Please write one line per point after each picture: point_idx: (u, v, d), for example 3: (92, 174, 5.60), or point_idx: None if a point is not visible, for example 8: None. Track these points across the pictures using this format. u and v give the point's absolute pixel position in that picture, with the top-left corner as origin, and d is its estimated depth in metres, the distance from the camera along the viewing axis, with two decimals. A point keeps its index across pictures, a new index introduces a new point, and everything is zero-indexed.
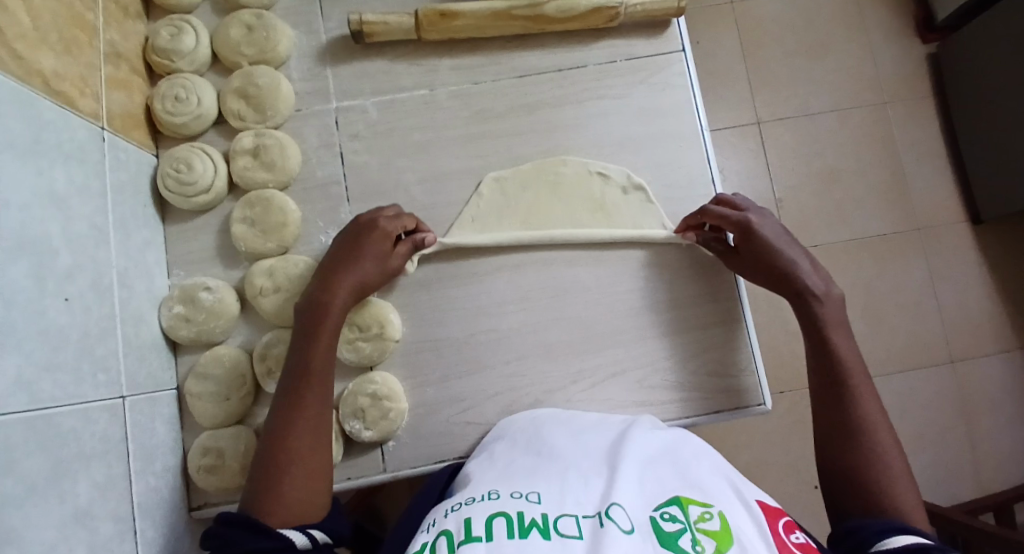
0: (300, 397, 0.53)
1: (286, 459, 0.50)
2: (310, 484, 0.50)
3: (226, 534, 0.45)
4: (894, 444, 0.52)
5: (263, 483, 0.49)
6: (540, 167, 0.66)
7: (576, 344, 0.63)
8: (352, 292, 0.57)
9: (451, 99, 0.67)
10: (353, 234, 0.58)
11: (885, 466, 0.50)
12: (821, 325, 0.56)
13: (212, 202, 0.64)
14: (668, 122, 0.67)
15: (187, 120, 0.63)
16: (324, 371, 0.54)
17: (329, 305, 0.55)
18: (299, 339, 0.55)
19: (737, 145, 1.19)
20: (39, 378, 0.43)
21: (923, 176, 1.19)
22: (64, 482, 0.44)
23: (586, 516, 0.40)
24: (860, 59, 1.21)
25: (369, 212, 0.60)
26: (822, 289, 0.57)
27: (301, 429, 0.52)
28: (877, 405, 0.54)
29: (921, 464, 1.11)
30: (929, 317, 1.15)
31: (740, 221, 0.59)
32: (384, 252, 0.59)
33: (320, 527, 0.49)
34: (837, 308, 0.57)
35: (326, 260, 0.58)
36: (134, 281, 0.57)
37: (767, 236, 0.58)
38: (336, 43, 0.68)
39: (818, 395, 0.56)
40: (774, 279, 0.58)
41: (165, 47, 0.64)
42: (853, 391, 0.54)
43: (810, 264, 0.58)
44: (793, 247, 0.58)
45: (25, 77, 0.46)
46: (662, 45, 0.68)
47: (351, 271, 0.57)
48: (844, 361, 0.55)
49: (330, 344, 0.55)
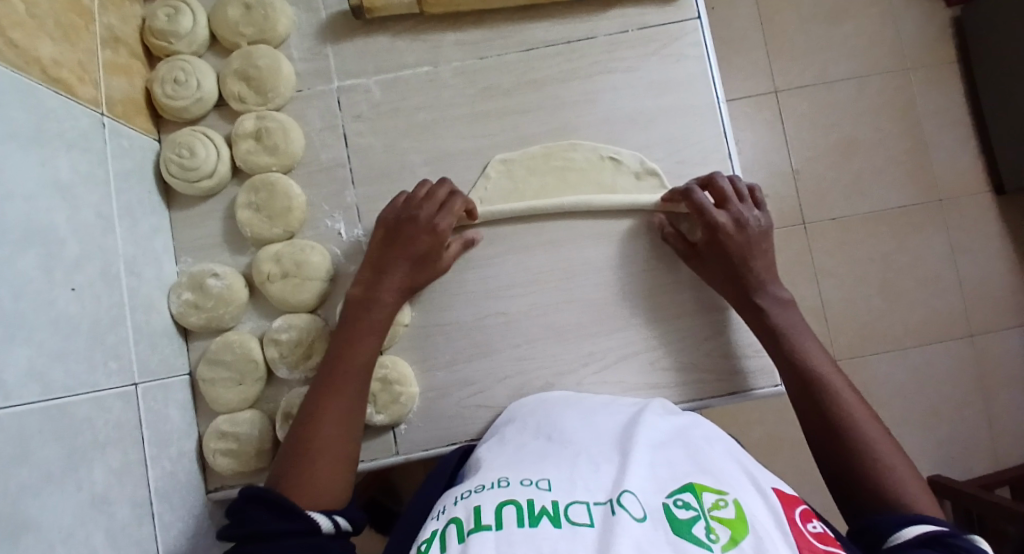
0: (342, 385, 0.53)
1: (322, 445, 0.51)
2: (338, 471, 0.51)
3: (252, 513, 0.46)
4: (880, 430, 0.51)
5: (296, 461, 0.50)
6: (549, 151, 0.64)
7: (586, 326, 0.62)
8: (400, 289, 0.57)
9: (456, 76, 0.65)
10: (406, 228, 0.57)
11: (878, 454, 0.49)
12: (777, 330, 0.56)
13: (216, 188, 0.63)
14: (681, 95, 0.64)
15: (188, 104, 0.62)
16: (366, 362, 0.55)
17: (377, 298, 0.56)
18: (344, 327, 0.56)
19: (752, 116, 1.15)
20: (52, 368, 0.43)
21: (946, 145, 1.15)
22: (80, 471, 0.44)
23: (597, 503, 0.40)
24: (882, 22, 1.16)
25: (419, 203, 0.58)
26: (773, 299, 0.57)
27: (339, 418, 0.52)
28: (853, 395, 0.53)
29: (937, 438, 1.10)
30: (948, 291, 1.12)
31: (712, 220, 0.57)
32: (434, 253, 0.59)
33: (342, 514, 0.49)
34: (790, 311, 0.57)
35: (376, 250, 0.58)
36: (142, 269, 0.57)
37: (731, 244, 0.57)
38: (337, 20, 0.66)
39: (793, 399, 0.55)
40: (725, 284, 0.58)
41: (163, 29, 0.62)
42: (826, 389, 0.53)
43: (768, 275, 0.58)
44: (758, 258, 0.58)
45: (24, 65, 0.45)
46: (675, 14, 0.66)
47: (400, 270, 0.57)
48: (811, 361, 0.55)
49: (376, 341, 0.56)
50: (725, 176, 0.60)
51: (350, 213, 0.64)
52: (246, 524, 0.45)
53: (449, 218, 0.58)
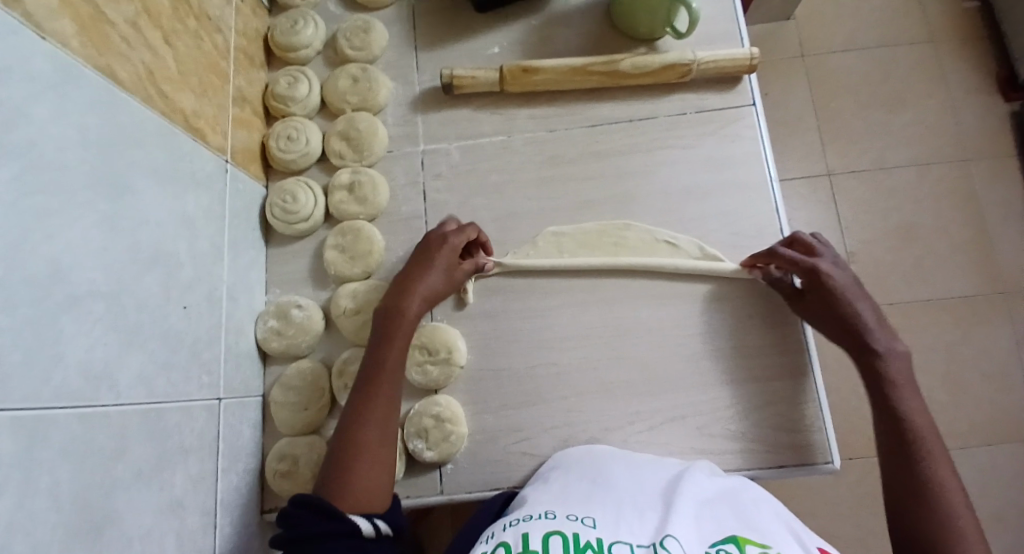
0: (375, 391, 0.57)
1: (359, 448, 0.54)
2: (377, 475, 0.54)
3: (299, 516, 0.48)
4: (969, 512, 0.50)
5: (336, 467, 0.54)
6: (603, 229, 0.68)
7: (635, 383, 0.64)
8: (426, 298, 0.62)
9: (528, 145, 0.72)
10: (428, 249, 0.64)
11: (958, 531, 0.48)
12: (886, 382, 0.56)
13: (309, 230, 0.71)
14: (736, 173, 0.69)
15: (295, 157, 0.71)
16: (396, 370, 0.59)
17: (404, 308, 0.61)
18: (375, 338, 0.60)
19: (807, 196, 1.18)
20: (156, 375, 0.50)
21: (1010, 238, 1.13)
22: (164, 471, 0.49)
23: (640, 545, 0.42)
24: (940, 115, 1.19)
25: (437, 229, 0.66)
26: (886, 346, 0.57)
27: (373, 423, 0.56)
28: (952, 469, 0.52)
29: (1010, 549, 1.01)
30: (1017, 389, 1.07)
31: (811, 266, 0.60)
32: (454, 266, 0.64)
33: (383, 518, 0.52)
34: (903, 366, 0.56)
35: (404, 270, 0.64)
36: (239, 296, 0.64)
37: (838, 284, 0.59)
38: (427, 92, 0.76)
39: (885, 455, 0.55)
40: (837, 328, 0.59)
41: (283, 94, 0.73)
42: (922, 454, 0.52)
43: (877, 319, 0.58)
44: (864, 300, 0.58)
45: (169, 114, 0.55)
46: (732, 100, 0.72)
47: (428, 281, 0.62)
48: (913, 423, 0.54)
49: (403, 346, 0.60)
50: (807, 233, 0.63)
51: None
52: (295, 526, 0.48)
53: (465, 236, 0.65)
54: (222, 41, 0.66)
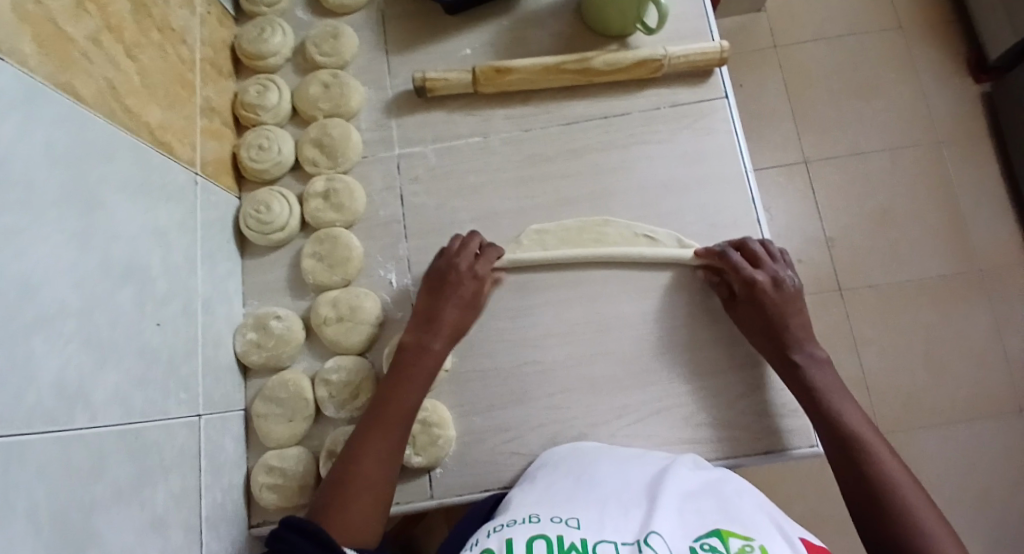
0: (391, 426, 0.57)
1: (367, 482, 0.54)
2: (378, 509, 0.53)
3: (292, 540, 0.46)
4: (926, 503, 0.50)
5: (333, 500, 0.52)
6: (582, 226, 0.68)
7: (619, 379, 0.64)
8: (448, 336, 0.62)
9: (504, 145, 0.72)
10: (451, 277, 0.63)
11: (919, 527, 0.48)
12: (813, 392, 0.57)
13: (286, 239, 0.70)
14: (711, 165, 0.69)
15: (268, 166, 0.70)
16: (411, 407, 0.58)
17: (428, 346, 0.61)
18: (392, 373, 0.60)
19: (784, 185, 1.19)
20: (132, 393, 0.48)
21: (984, 218, 1.15)
22: (144, 490, 0.48)
23: (625, 543, 0.42)
24: (910, 101, 1.20)
25: (459, 253, 0.65)
26: (806, 356, 0.59)
27: (385, 457, 0.55)
28: (898, 464, 0.53)
29: (996, 524, 1.03)
30: (997, 367, 1.09)
31: (748, 276, 0.61)
32: (476, 299, 0.64)
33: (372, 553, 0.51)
34: (826, 373, 0.58)
35: (424, 300, 0.63)
36: (216, 309, 0.63)
37: (767, 299, 0.61)
38: (400, 96, 0.75)
39: (834, 465, 0.55)
40: (759, 338, 0.61)
41: (253, 103, 0.72)
42: (868, 454, 0.53)
43: (802, 333, 0.60)
44: (792, 316, 0.61)
45: (136, 128, 0.54)
46: (705, 93, 0.72)
47: (450, 318, 0.62)
48: (850, 428, 0.55)
49: (425, 384, 0.60)
50: (758, 241, 0.64)
51: (402, 263, 0.69)
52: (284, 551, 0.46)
53: (488, 264, 0.65)
54: (189, 52, 0.65)
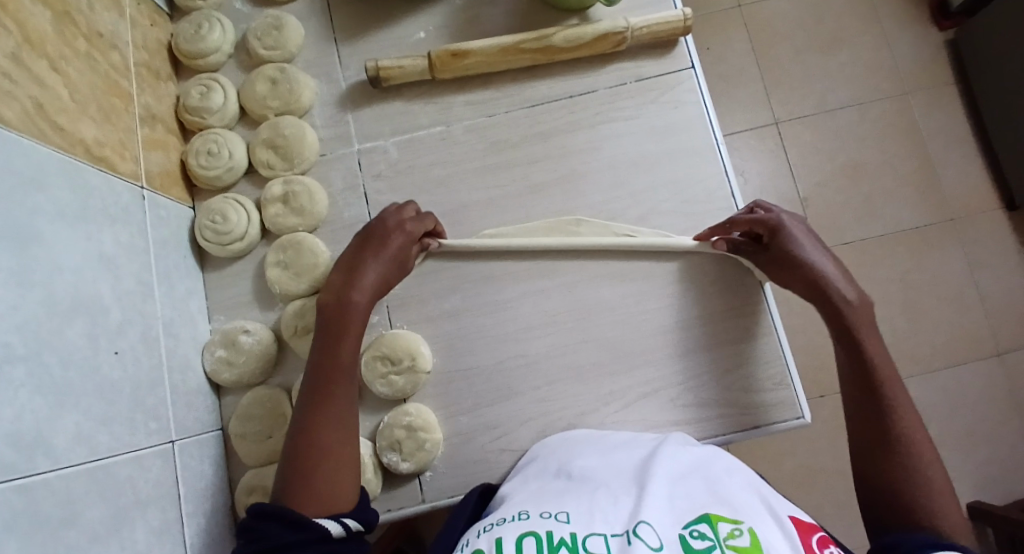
0: (329, 388, 0.55)
1: (318, 449, 0.52)
2: (342, 475, 0.52)
3: (264, 528, 0.48)
4: (932, 451, 0.52)
5: (295, 473, 0.51)
6: (553, 226, 0.66)
7: (605, 365, 0.63)
8: (373, 289, 0.59)
9: (468, 133, 0.69)
10: (377, 233, 0.61)
11: (921, 472, 0.50)
12: (853, 329, 0.56)
13: (247, 249, 0.67)
14: (682, 138, 0.67)
15: (220, 173, 0.66)
16: (347, 362, 0.56)
17: (351, 301, 0.58)
18: (321, 335, 0.57)
19: (754, 148, 1.18)
20: (97, 432, 0.46)
21: (952, 166, 1.16)
22: (122, 530, 0.46)
23: (614, 534, 0.41)
24: (875, 53, 1.19)
25: (389, 211, 0.63)
26: (855, 296, 0.58)
27: (329, 421, 0.54)
28: (913, 411, 0.53)
29: (976, 461, 1.06)
30: (971, 310, 1.11)
31: (774, 220, 0.60)
32: (404, 252, 0.62)
33: (351, 516, 0.51)
34: (865, 313, 0.57)
35: (347, 257, 0.61)
36: (179, 330, 0.60)
37: (797, 239, 0.60)
38: (355, 87, 0.71)
39: (852, 400, 0.56)
40: (801, 281, 0.59)
41: (197, 106, 0.67)
42: (888, 398, 0.54)
43: (836, 273, 0.59)
44: (823, 253, 0.60)
45: (70, 147, 0.49)
46: (670, 64, 0.69)
47: (374, 269, 0.60)
48: (879, 367, 0.55)
49: (355, 341, 0.57)
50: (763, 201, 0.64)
51: None
52: (258, 540, 0.47)
53: (419, 225, 0.63)
54: (121, 58, 0.60)
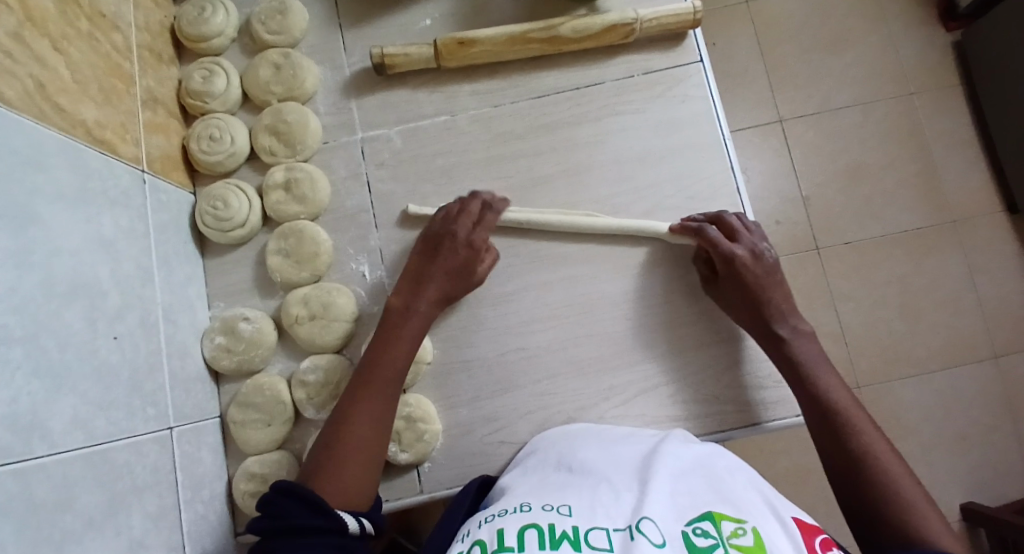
0: (373, 387, 0.55)
1: (354, 447, 0.52)
2: (365, 474, 0.52)
3: (283, 505, 0.46)
4: (906, 470, 0.50)
5: (325, 463, 0.51)
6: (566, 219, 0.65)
7: (605, 359, 0.63)
8: (436, 301, 0.60)
9: (472, 124, 0.68)
10: (446, 244, 0.61)
11: (901, 493, 0.48)
12: (797, 363, 0.57)
13: (247, 236, 0.66)
14: (688, 134, 0.67)
15: (222, 158, 0.66)
16: (398, 368, 0.57)
17: (415, 309, 0.59)
18: (382, 336, 0.58)
19: (759, 145, 1.18)
20: (94, 416, 0.45)
21: (955, 167, 1.16)
22: (119, 515, 0.46)
23: (616, 529, 0.41)
24: (882, 52, 1.19)
25: (456, 218, 0.62)
26: (790, 331, 0.58)
27: (370, 419, 0.54)
28: (879, 436, 0.53)
29: (971, 464, 1.07)
30: (970, 312, 1.11)
31: (728, 255, 0.59)
32: (468, 268, 0.61)
33: (367, 516, 0.51)
34: (811, 348, 0.58)
35: (417, 263, 0.61)
36: (178, 316, 0.60)
37: (750, 275, 0.59)
38: (359, 75, 0.70)
39: (816, 436, 0.55)
40: (744, 315, 0.60)
41: (199, 90, 0.67)
42: (850, 426, 0.53)
43: (784, 304, 0.59)
44: (774, 288, 0.60)
45: (70, 128, 0.49)
46: (678, 58, 0.69)
47: (436, 282, 0.60)
48: (833, 398, 0.55)
49: (409, 348, 0.58)
50: (733, 213, 0.62)
51: (375, 255, 0.66)
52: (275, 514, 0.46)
53: (483, 233, 0.62)
54: (123, 39, 0.59)
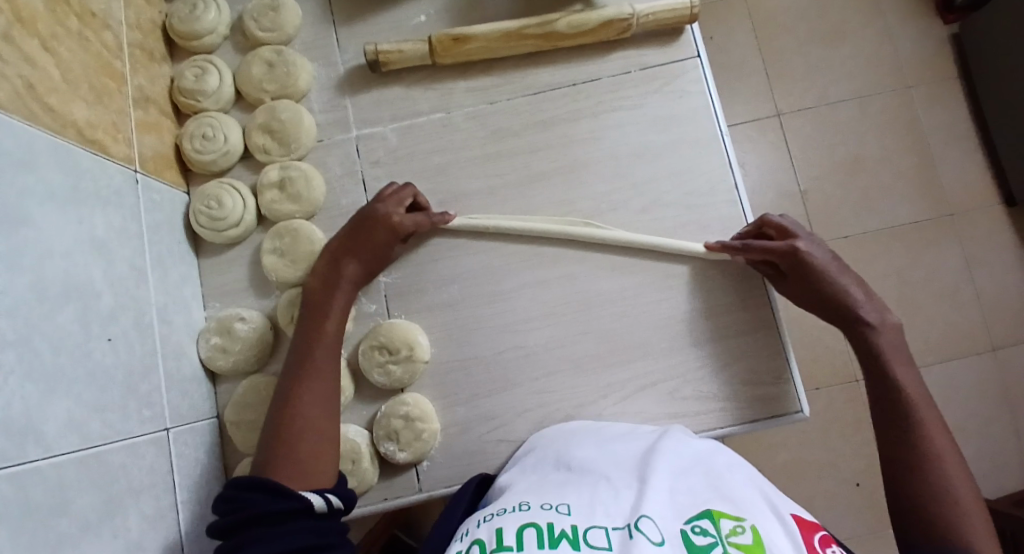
0: (308, 371, 0.55)
1: (297, 431, 0.52)
2: (320, 454, 0.52)
3: (245, 498, 0.47)
4: (964, 475, 0.51)
5: (274, 451, 0.51)
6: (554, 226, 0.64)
7: (603, 356, 0.63)
8: (357, 280, 0.61)
9: (467, 120, 0.68)
10: (365, 224, 0.61)
11: (954, 494, 0.50)
12: (878, 351, 0.57)
13: (242, 235, 0.66)
14: (685, 130, 0.67)
15: (215, 157, 0.65)
16: (328, 347, 0.57)
17: (335, 288, 0.59)
18: (307, 320, 0.58)
19: (756, 139, 1.17)
20: (89, 418, 0.45)
21: (953, 160, 1.15)
22: (115, 517, 0.45)
23: (615, 528, 0.41)
24: (880, 45, 1.18)
25: (381, 199, 0.62)
26: (876, 317, 0.58)
27: (311, 402, 0.54)
28: (946, 437, 0.53)
29: (968, 455, 1.07)
30: (967, 305, 1.11)
31: (791, 251, 0.58)
32: (391, 244, 0.61)
33: (334, 492, 0.51)
34: (894, 340, 0.57)
35: (335, 245, 0.61)
36: (173, 316, 0.59)
37: (818, 267, 0.58)
38: (353, 72, 0.70)
39: (879, 425, 0.56)
40: (824, 307, 0.59)
41: (191, 88, 0.66)
42: (916, 422, 0.53)
43: (861, 294, 0.58)
44: (843, 274, 0.59)
45: (61, 128, 0.48)
46: (675, 53, 0.68)
47: (360, 257, 0.61)
48: (907, 391, 0.55)
49: (334, 327, 0.58)
50: (775, 214, 0.62)
51: None
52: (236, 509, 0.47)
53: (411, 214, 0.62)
54: (113, 37, 0.59)
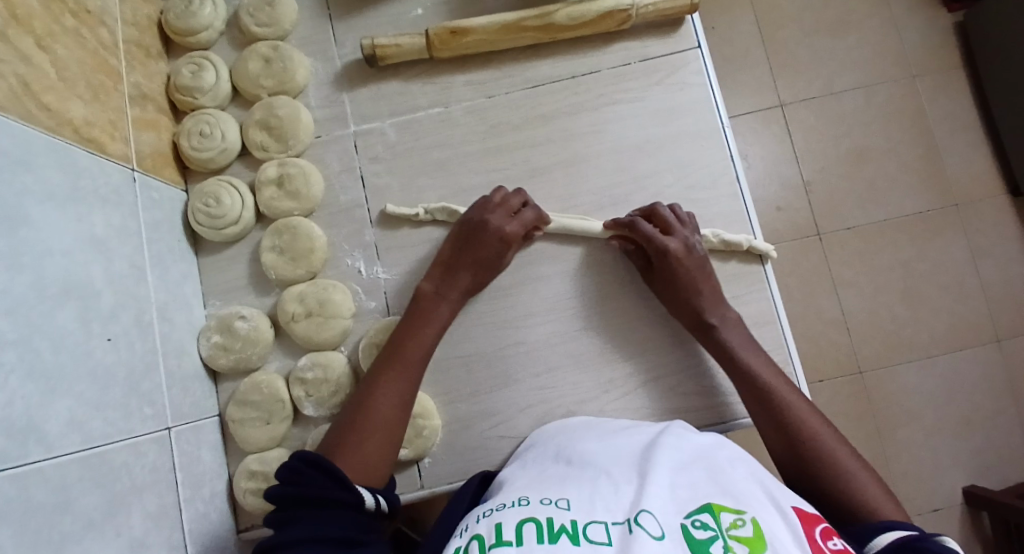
0: (395, 373, 0.55)
1: (373, 425, 0.53)
2: (384, 451, 0.53)
3: (307, 476, 0.47)
4: (837, 437, 0.53)
5: (343, 439, 0.52)
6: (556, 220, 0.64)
7: (604, 351, 0.62)
8: (466, 289, 0.61)
9: (466, 115, 0.67)
10: (481, 234, 0.60)
11: (840, 465, 0.51)
12: (728, 350, 0.57)
13: (241, 233, 0.65)
14: (687, 122, 0.66)
15: (213, 155, 0.65)
16: (421, 356, 0.57)
17: (444, 296, 0.60)
18: (406, 324, 0.58)
19: (759, 130, 1.16)
20: (91, 418, 0.45)
21: (958, 149, 1.14)
22: (119, 516, 0.45)
23: (615, 522, 0.41)
24: (884, 34, 1.17)
25: (495, 207, 0.61)
26: (720, 318, 0.58)
27: (392, 402, 0.54)
28: (810, 408, 0.54)
29: (973, 446, 1.07)
30: (972, 296, 1.11)
31: (661, 246, 0.59)
32: (501, 254, 0.61)
33: (382, 494, 0.51)
34: (738, 332, 0.58)
35: (448, 249, 0.62)
36: (173, 315, 0.59)
37: (681, 269, 0.59)
38: (351, 67, 0.69)
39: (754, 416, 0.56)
40: (681, 311, 0.59)
41: (188, 85, 0.65)
42: (782, 403, 0.54)
43: (716, 298, 0.59)
44: (704, 282, 0.59)
45: (58, 127, 0.48)
46: (676, 44, 0.68)
47: (468, 269, 0.60)
48: (762, 378, 0.55)
49: (431, 338, 0.58)
50: (666, 206, 0.62)
51: (371, 250, 0.66)
52: (296, 485, 0.46)
53: (518, 222, 0.61)
54: (109, 34, 0.58)
